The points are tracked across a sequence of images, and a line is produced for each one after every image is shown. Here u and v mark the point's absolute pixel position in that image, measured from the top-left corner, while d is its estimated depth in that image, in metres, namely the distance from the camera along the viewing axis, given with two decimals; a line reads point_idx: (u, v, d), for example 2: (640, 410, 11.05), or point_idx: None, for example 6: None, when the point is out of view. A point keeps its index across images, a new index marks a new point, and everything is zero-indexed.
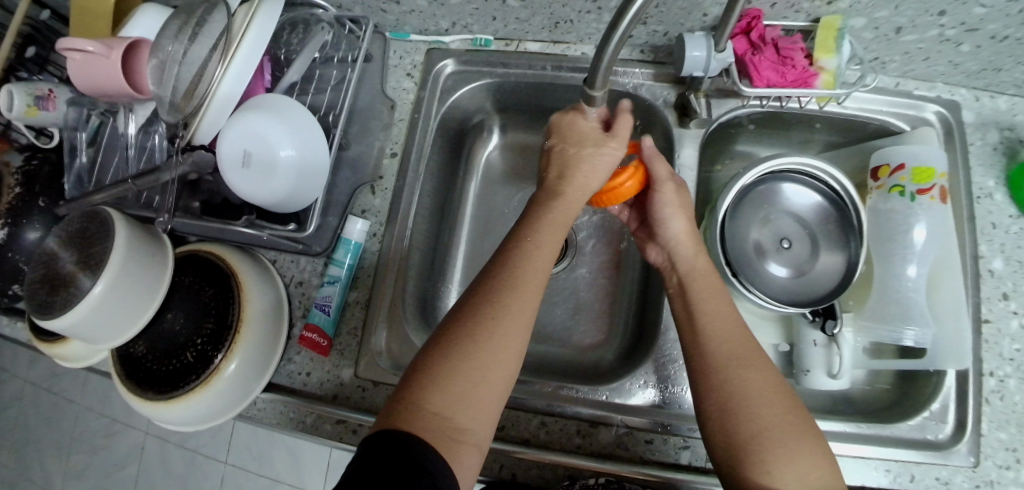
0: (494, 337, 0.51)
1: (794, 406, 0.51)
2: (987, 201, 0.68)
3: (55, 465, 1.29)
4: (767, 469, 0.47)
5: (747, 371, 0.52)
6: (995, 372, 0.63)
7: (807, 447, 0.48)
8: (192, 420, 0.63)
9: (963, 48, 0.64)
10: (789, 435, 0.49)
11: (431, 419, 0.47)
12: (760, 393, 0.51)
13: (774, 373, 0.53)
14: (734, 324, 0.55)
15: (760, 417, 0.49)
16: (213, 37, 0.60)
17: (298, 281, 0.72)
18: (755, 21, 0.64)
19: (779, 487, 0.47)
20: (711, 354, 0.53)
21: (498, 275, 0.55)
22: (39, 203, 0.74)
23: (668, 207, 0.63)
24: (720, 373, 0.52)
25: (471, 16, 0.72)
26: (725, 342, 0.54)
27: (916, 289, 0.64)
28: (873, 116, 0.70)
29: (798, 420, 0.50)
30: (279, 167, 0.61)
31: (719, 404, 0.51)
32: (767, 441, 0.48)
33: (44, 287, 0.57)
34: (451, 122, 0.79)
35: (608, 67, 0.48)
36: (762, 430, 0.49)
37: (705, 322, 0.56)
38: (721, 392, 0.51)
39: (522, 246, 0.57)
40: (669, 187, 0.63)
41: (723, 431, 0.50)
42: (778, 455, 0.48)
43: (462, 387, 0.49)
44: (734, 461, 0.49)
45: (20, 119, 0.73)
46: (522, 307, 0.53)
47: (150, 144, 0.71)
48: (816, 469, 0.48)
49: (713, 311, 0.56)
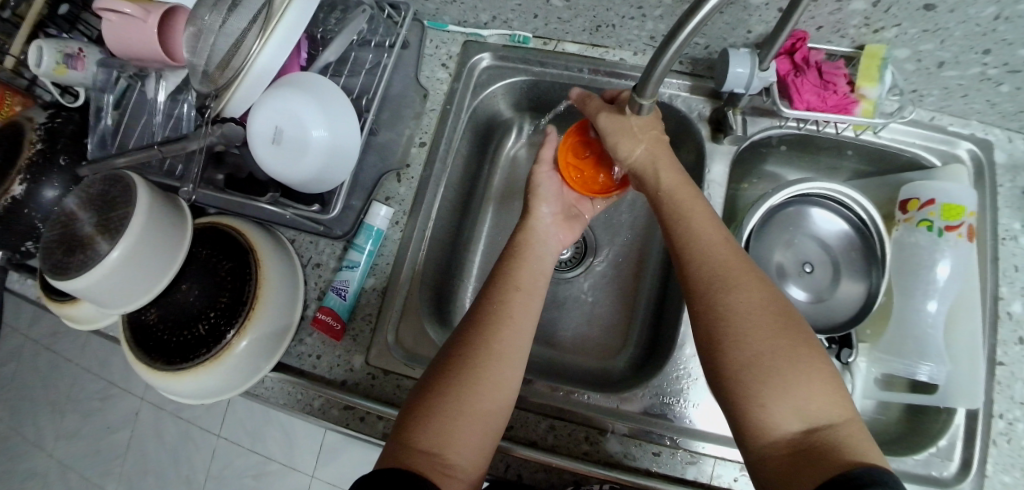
0: (476, 371, 0.51)
1: (790, 327, 0.49)
2: (1012, 243, 0.67)
3: (47, 422, 1.29)
4: (762, 403, 0.47)
5: (743, 295, 0.51)
6: (1004, 414, 0.62)
7: (805, 370, 0.47)
8: (198, 393, 0.63)
9: (1003, 88, 0.64)
10: (783, 360, 0.47)
11: (419, 456, 0.47)
12: (751, 318, 0.49)
13: (768, 292, 0.51)
14: (729, 249, 0.54)
15: (753, 345, 0.48)
16: (253, 10, 0.60)
17: (315, 263, 0.72)
18: (800, 42, 0.64)
19: (776, 420, 0.46)
20: (699, 286, 0.53)
21: (482, 314, 0.56)
22: (59, 162, 0.73)
23: (609, 136, 0.62)
24: (709, 302, 0.52)
25: (512, 12, 0.72)
26: (711, 270, 0.53)
27: (935, 326, 0.63)
28: (906, 148, 0.70)
29: (795, 344, 0.48)
30: (310, 147, 0.61)
31: (710, 335, 0.51)
32: (761, 370, 0.47)
33: (62, 247, 0.56)
34: (481, 117, 0.79)
35: (659, 77, 0.48)
36: (759, 360, 0.48)
37: (699, 249, 0.54)
38: (711, 322, 0.51)
39: (505, 289, 0.58)
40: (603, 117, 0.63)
41: (715, 365, 0.50)
42: (776, 387, 0.47)
43: (448, 420, 0.49)
44: (729, 397, 0.49)
45: (49, 76, 0.72)
46: (506, 347, 0.54)
47: (178, 113, 0.70)
48: (817, 397, 0.46)
49: (700, 235, 0.55)
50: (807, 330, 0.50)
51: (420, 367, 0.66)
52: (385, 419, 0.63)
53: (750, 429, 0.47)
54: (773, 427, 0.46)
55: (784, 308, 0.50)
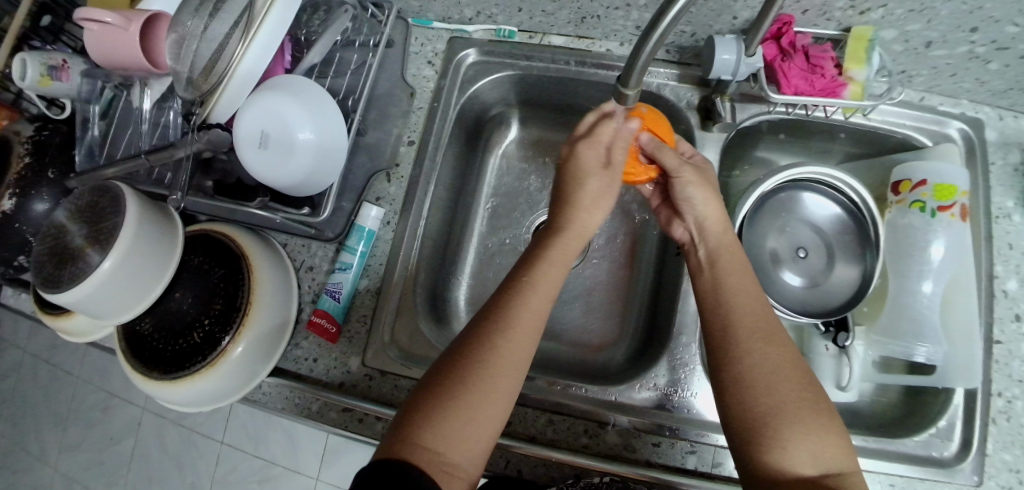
0: (474, 391, 0.49)
1: (812, 383, 0.50)
2: (1005, 222, 0.67)
3: (51, 436, 1.29)
4: (782, 444, 0.47)
5: (767, 346, 0.51)
6: (1003, 392, 0.63)
7: (823, 423, 0.48)
8: (196, 401, 0.63)
9: (991, 66, 0.63)
10: (806, 413, 0.48)
11: (420, 453, 0.47)
12: (778, 369, 0.50)
13: (792, 349, 0.51)
14: (758, 301, 0.54)
15: (780, 395, 0.48)
16: (235, 14, 0.59)
17: (308, 266, 0.71)
18: (786, 27, 0.64)
19: (792, 462, 0.46)
20: (731, 335, 0.52)
21: (489, 328, 0.53)
22: (49, 175, 0.73)
23: (692, 184, 0.60)
24: (741, 350, 0.51)
25: (496, 6, 0.71)
26: (745, 319, 0.53)
27: (931, 307, 0.63)
28: (896, 129, 0.69)
29: (815, 398, 0.49)
30: (297, 149, 0.60)
31: (736, 378, 0.50)
32: (783, 417, 0.48)
33: (53, 261, 0.56)
34: (470, 113, 0.79)
35: (644, 66, 0.47)
36: (779, 408, 0.48)
37: (729, 297, 0.54)
38: (737, 369, 0.50)
39: (524, 285, 0.55)
40: (690, 172, 0.60)
41: (740, 405, 0.49)
42: (794, 432, 0.47)
43: (448, 425, 0.48)
44: (747, 434, 0.48)
45: (34, 88, 0.71)
46: (514, 359, 0.52)
47: (164, 120, 0.69)
48: (833, 447, 0.47)
49: (735, 287, 0.55)
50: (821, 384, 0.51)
51: (418, 366, 0.65)
52: (383, 420, 0.63)
53: (763, 465, 0.47)
54: (787, 469, 0.46)
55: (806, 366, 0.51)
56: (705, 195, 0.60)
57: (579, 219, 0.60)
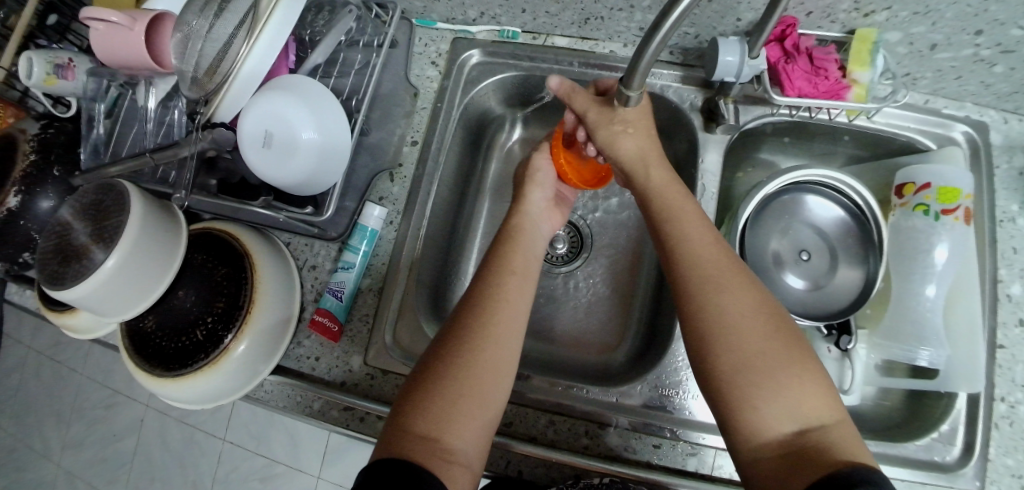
0: (457, 375, 0.50)
1: (779, 329, 0.49)
2: (1009, 225, 0.67)
3: (54, 433, 1.29)
4: (754, 405, 0.47)
5: (732, 294, 0.51)
6: (1006, 397, 0.62)
7: (795, 371, 0.47)
8: (198, 399, 0.63)
9: (997, 69, 0.63)
10: (777, 363, 0.48)
11: (417, 442, 0.47)
12: (741, 321, 0.49)
13: (759, 295, 0.51)
14: (720, 251, 0.54)
15: (750, 345, 0.48)
16: (240, 14, 0.60)
17: (311, 265, 0.72)
18: (789, 29, 0.63)
19: (768, 418, 0.46)
20: (693, 288, 0.52)
21: (462, 326, 0.53)
22: (54, 173, 0.73)
23: (600, 127, 0.61)
24: (701, 308, 0.51)
25: (500, 7, 0.72)
26: (704, 268, 0.53)
27: (934, 310, 0.63)
28: (900, 132, 0.69)
29: (786, 349, 0.48)
30: (300, 149, 0.61)
31: (702, 340, 0.50)
32: (753, 376, 0.47)
33: (58, 258, 0.56)
34: (473, 114, 0.79)
35: (646, 66, 0.47)
36: (749, 360, 0.48)
37: (690, 249, 0.54)
38: (703, 320, 0.50)
39: (501, 272, 0.58)
40: (594, 113, 0.61)
41: (709, 360, 0.49)
42: (766, 385, 0.47)
43: (441, 413, 0.49)
44: (722, 401, 0.48)
45: (39, 87, 0.72)
46: (491, 353, 0.52)
47: (169, 120, 0.70)
48: (809, 401, 0.46)
49: (691, 240, 0.54)
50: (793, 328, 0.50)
51: None
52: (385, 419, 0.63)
53: (741, 430, 0.47)
54: (764, 426, 0.46)
55: (774, 313, 0.50)
56: (634, 136, 0.61)
57: (524, 232, 0.64)
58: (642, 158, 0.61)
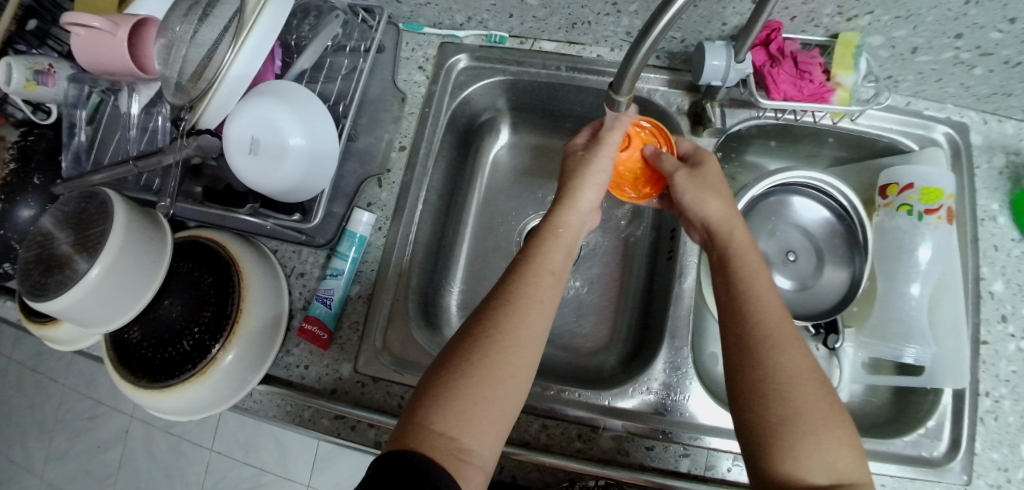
0: (488, 374, 0.49)
1: (832, 396, 0.49)
2: (991, 224, 0.68)
3: (36, 445, 1.27)
4: (793, 455, 0.46)
5: (791, 354, 0.50)
6: (991, 392, 0.63)
7: (839, 435, 0.47)
8: (185, 410, 0.62)
9: (976, 72, 0.65)
10: (824, 426, 0.47)
11: (435, 439, 0.46)
12: (800, 379, 0.48)
13: (814, 362, 0.50)
14: (780, 310, 0.52)
15: (802, 405, 0.47)
16: (225, 20, 0.59)
17: (299, 272, 0.71)
18: (774, 33, 0.64)
19: (805, 470, 0.46)
20: (754, 339, 0.51)
21: (486, 326, 0.52)
22: (34, 181, 0.72)
23: (691, 191, 0.61)
24: (764, 358, 0.49)
25: (487, 12, 0.72)
26: (768, 324, 0.51)
27: (919, 309, 0.64)
28: (882, 133, 0.70)
29: (834, 411, 0.48)
30: (288, 156, 0.60)
31: (754, 384, 0.49)
32: (799, 429, 0.47)
33: (39, 268, 0.55)
34: (461, 118, 0.79)
35: (636, 71, 0.48)
36: (798, 418, 0.47)
37: (752, 302, 0.53)
38: (761, 372, 0.49)
39: (534, 270, 0.56)
40: (682, 175, 0.63)
41: (756, 409, 0.48)
42: (809, 442, 0.46)
43: (463, 410, 0.48)
44: (761, 441, 0.47)
45: (20, 93, 0.70)
46: (517, 356, 0.51)
47: (152, 126, 0.69)
48: (844, 458, 0.46)
49: (761, 296, 0.53)
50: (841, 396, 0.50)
51: (411, 372, 0.65)
52: (377, 427, 0.63)
53: (776, 472, 0.46)
54: (800, 475, 0.46)
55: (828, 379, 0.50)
56: (715, 198, 0.60)
57: (563, 234, 0.61)
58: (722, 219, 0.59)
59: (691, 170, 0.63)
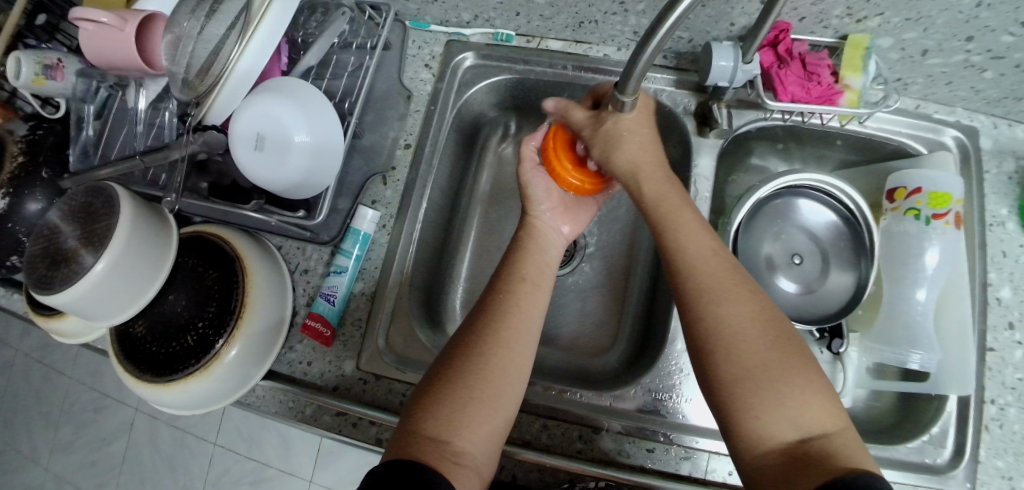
0: (472, 376, 0.50)
1: (782, 340, 0.48)
2: (999, 229, 0.68)
3: (42, 436, 1.28)
4: (754, 415, 0.46)
5: (731, 309, 0.50)
6: (996, 400, 0.63)
7: (796, 383, 0.47)
8: (188, 404, 0.62)
9: (987, 75, 0.64)
10: (778, 377, 0.47)
11: (429, 445, 0.47)
12: (742, 335, 0.48)
13: (758, 309, 0.50)
14: (719, 262, 0.52)
15: (752, 360, 0.48)
16: (232, 16, 0.59)
17: (303, 269, 0.71)
18: (783, 34, 0.64)
19: (770, 428, 0.46)
20: (695, 303, 0.51)
21: (473, 336, 0.53)
22: (42, 175, 0.72)
23: (599, 148, 0.57)
24: (700, 317, 0.50)
25: (494, 10, 0.71)
26: (706, 281, 0.51)
27: (925, 314, 0.63)
28: (891, 136, 0.69)
29: (788, 358, 0.48)
30: (292, 152, 0.60)
31: (703, 350, 0.50)
32: (755, 387, 0.47)
33: (46, 262, 0.55)
34: (466, 116, 0.79)
35: (640, 72, 0.47)
36: (749, 374, 0.47)
37: (689, 262, 0.52)
38: (705, 334, 0.50)
39: (512, 279, 0.57)
40: (588, 131, 0.58)
41: (710, 375, 0.49)
42: (766, 397, 0.46)
43: (452, 411, 0.49)
44: (724, 411, 0.48)
45: (29, 87, 0.71)
46: (502, 359, 0.52)
47: (159, 121, 0.69)
48: (811, 408, 0.46)
49: (693, 252, 0.53)
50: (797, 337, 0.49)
51: (412, 371, 0.65)
52: (378, 425, 0.63)
53: (743, 436, 0.47)
54: (767, 434, 0.46)
55: (776, 322, 0.49)
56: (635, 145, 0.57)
57: (538, 248, 0.62)
58: (634, 167, 0.56)
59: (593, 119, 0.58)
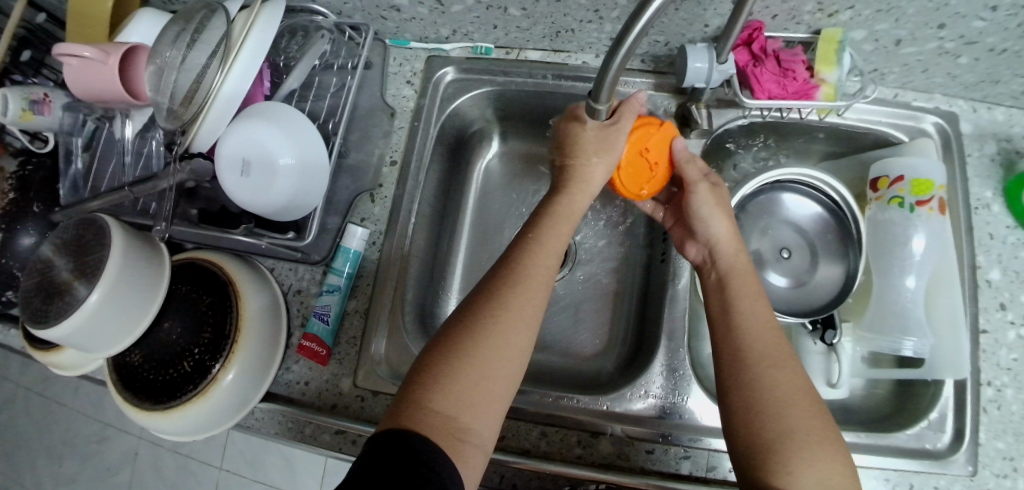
0: (483, 345, 0.49)
1: (826, 415, 0.49)
2: (985, 212, 0.68)
3: (47, 470, 1.28)
4: (788, 467, 0.46)
5: (780, 370, 0.50)
6: (992, 381, 0.63)
7: (831, 449, 0.47)
8: (188, 430, 0.63)
9: (962, 61, 0.65)
10: (814, 439, 0.47)
11: (433, 417, 0.46)
12: (798, 400, 0.49)
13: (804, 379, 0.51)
14: (770, 326, 0.53)
15: (795, 419, 0.48)
16: (212, 44, 0.60)
17: (296, 289, 0.71)
18: (757, 33, 0.64)
19: (801, 485, 0.45)
20: (743, 356, 0.51)
21: (489, 301, 0.52)
22: (33, 209, 0.73)
23: (703, 207, 0.62)
24: (751, 371, 0.50)
25: (472, 24, 0.72)
26: (758, 341, 0.52)
27: (915, 301, 0.64)
28: (871, 126, 0.70)
29: (825, 425, 0.48)
30: (278, 175, 0.61)
31: (746, 401, 0.49)
32: (794, 443, 0.47)
33: (40, 295, 0.56)
34: (451, 129, 0.79)
35: (612, 81, 0.48)
36: (790, 432, 0.47)
37: (739, 320, 0.54)
38: (752, 388, 0.50)
39: (530, 244, 0.56)
40: (703, 186, 0.63)
41: (749, 423, 0.48)
42: (801, 455, 0.46)
43: (460, 386, 0.48)
44: (753, 453, 0.47)
45: (16, 124, 0.71)
46: (519, 337, 0.51)
47: (147, 150, 0.71)
48: (838, 474, 0.46)
49: (757, 317, 0.54)
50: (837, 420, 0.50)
51: None
52: None
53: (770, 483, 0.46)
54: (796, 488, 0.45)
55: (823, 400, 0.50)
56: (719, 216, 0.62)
57: (566, 202, 0.60)
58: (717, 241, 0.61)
59: (711, 185, 0.63)
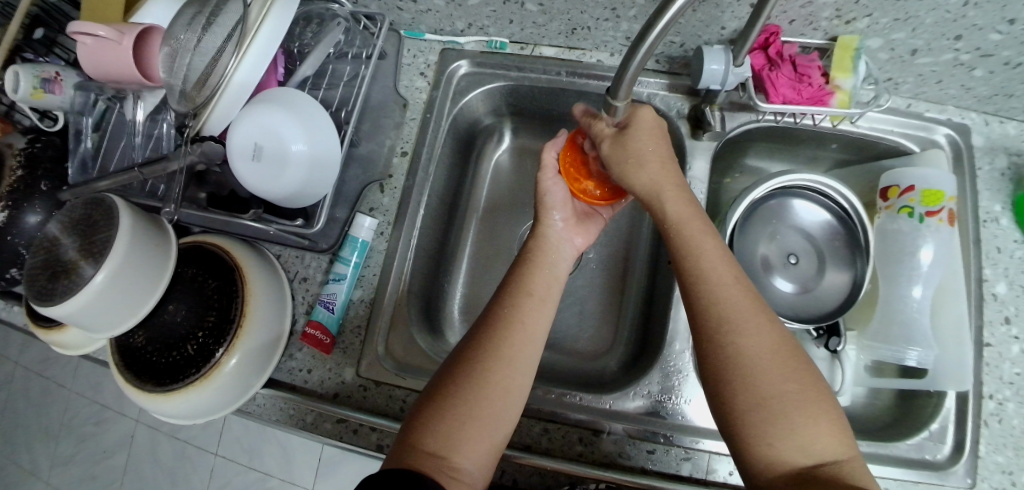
0: (473, 389, 0.51)
1: (796, 367, 0.48)
2: (993, 225, 0.68)
3: (42, 449, 1.28)
4: (768, 439, 0.46)
5: (748, 331, 0.49)
6: (994, 395, 0.63)
7: (811, 409, 0.47)
8: (190, 413, 0.62)
9: (976, 73, 0.64)
10: (792, 403, 0.47)
11: (426, 457, 0.48)
12: (764, 361, 0.48)
13: (776, 332, 0.50)
14: (734, 281, 0.52)
15: (771, 385, 0.47)
16: (228, 28, 0.60)
17: (302, 277, 0.71)
18: (773, 37, 0.64)
19: (784, 455, 0.46)
20: (711, 321, 0.51)
21: (475, 353, 0.53)
22: (41, 188, 0.73)
23: (617, 167, 0.58)
24: (721, 338, 0.50)
25: (487, 18, 0.72)
26: (723, 302, 0.51)
27: (921, 311, 0.64)
28: (884, 135, 0.70)
29: (803, 382, 0.48)
30: (290, 162, 0.61)
31: (718, 370, 0.49)
32: (772, 410, 0.47)
33: (46, 274, 0.55)
34: (462, 123, 0.79)
35: (632, 78, 0.48)
36: (766, 401, 0.47)
37: (699, 278, 0.53)
38: (724, 357, 0.49)
39: (516, 293, 0.57)
40: (608, 145, 0.59)
41: (725, 398, 0.49)
42: (781, 423, 0.46)
43: (450, 428, 0.49)
44: (735, 430, 0.48)
45: (26, 101, 0.71)
46: (504, 376, 0.52)
47: (158, 133, 0.70)
48: (823, 437, 0.46)
49: (709, 270, 0.53)
50: (812, 366, 0.50)
51: (413, 377, 0.66)
52: (380, 431, 0.63)
53: (755, 462, 0.47)
54: (781, 460, 0.46)
55: (789, 346, 0.50)
56: (647, 166, 0.57)
57: (548, 253, 0.62)
58: (656, 189, 0.57)
59: (615, 137, 0.59)
